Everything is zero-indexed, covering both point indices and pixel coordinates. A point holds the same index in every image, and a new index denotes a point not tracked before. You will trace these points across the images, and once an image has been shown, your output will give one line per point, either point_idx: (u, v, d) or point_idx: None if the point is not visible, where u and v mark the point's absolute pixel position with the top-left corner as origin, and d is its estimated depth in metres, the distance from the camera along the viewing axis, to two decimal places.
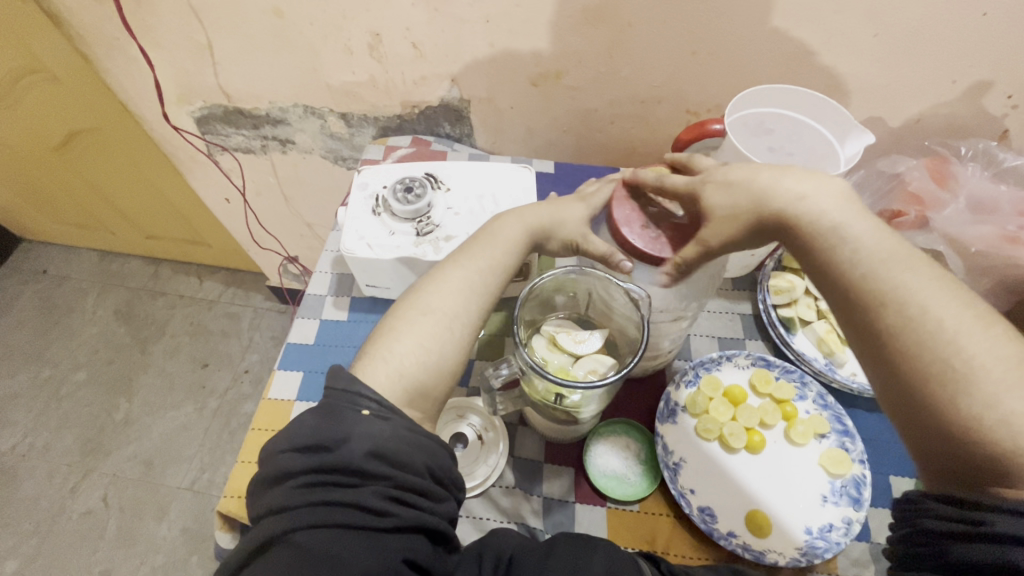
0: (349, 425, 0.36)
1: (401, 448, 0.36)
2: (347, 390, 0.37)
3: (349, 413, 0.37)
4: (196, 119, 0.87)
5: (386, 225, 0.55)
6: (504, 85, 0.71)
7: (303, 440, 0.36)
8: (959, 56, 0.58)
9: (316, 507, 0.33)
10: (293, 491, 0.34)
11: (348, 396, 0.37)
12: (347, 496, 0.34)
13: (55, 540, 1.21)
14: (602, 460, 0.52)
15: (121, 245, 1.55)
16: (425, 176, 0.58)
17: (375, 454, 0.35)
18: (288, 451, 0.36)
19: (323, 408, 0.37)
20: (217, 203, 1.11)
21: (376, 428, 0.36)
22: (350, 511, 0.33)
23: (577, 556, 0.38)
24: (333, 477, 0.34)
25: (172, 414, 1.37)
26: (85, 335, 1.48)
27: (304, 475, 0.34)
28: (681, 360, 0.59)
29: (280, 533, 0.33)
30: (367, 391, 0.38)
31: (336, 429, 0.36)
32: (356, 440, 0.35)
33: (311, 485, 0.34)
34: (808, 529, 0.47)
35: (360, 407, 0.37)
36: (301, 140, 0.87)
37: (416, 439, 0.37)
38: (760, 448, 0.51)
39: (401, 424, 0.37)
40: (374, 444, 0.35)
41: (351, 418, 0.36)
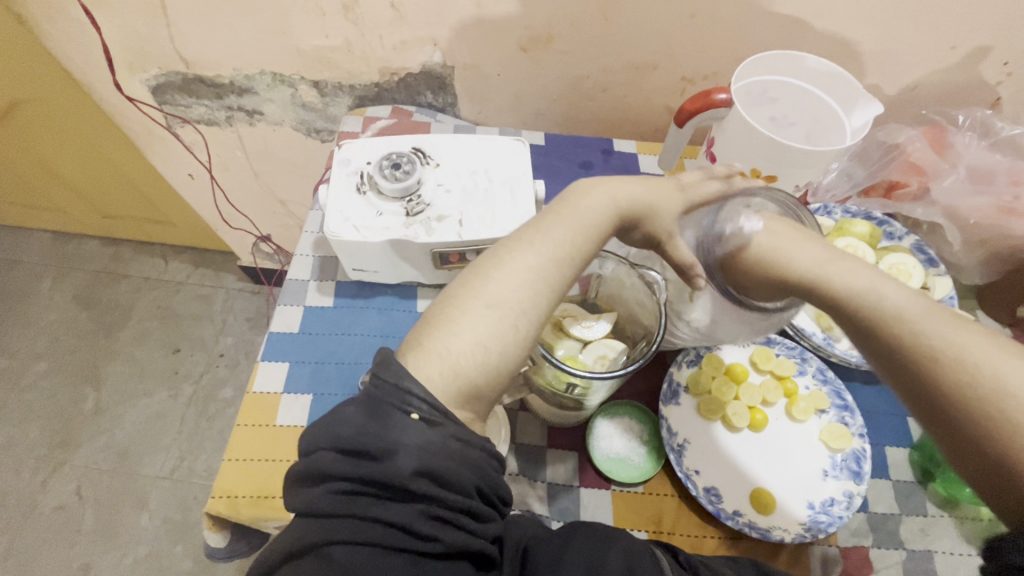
0: (397, 435, 0.32)
1: (451, 467, 0.32)
2: (396, 386, 0.33)
3: (397, 416, 0.33)
4: (151, 89, 0.79)
5: (373, 204, 0.52)
6: (491, 50, 0.66)
7: (345, 442, 0.32)
8: (961, 20, 0.57)
9: (358, 521, 0.31)
10: (333, 498, 0.31)
11: (396, 393, 0.33)
12: (393, 513, 0.31)
13: (29, 535, 1.16)
14: (605, 443, 0.51)
15: (75, 225, 1.45)
16: (413, 151, 0.54)
17: (424, 472, 0.32)
18: (329, 449, 0.32)
19: (367, 402, 0.34)
20: (181, 179, 1.04)
21: (426, 439, 0.32)
22: (397, 532, 0.31)
23: (594, 550, 0.37)
24: (379, 490, 0.31)
25: (145, 402, 1.31)
26: (44, 322, 1.40)
27: (348, 483, 0.31)
28: None
29: (319, 544, 0.30)
30: (417, 391, 0.34)
31: (381, 436, 0.32)
32: (403, 454, 0.32)
33: (351, 495, 0.31)
34: (811, 504, 0.48)
35: (410, 411, 0.33)
36: (270, 111, 0.81)
37: (468, 455, 0.33)
38: (763, 427, 0.51)
39: (453, 437, 0.33)
40: (423, 461, 0.32)
41: (399, 423, 0.33)
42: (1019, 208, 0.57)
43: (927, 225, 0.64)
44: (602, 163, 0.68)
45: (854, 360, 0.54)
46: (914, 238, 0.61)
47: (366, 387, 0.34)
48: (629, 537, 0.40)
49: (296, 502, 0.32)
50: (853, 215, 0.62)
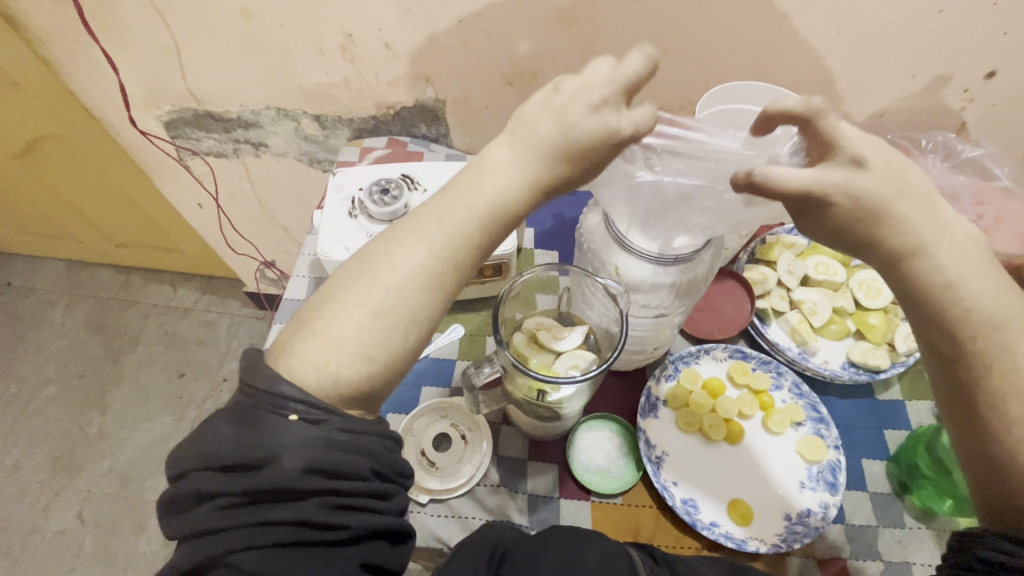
0: (275, 440, 0.33)
1: (340, 459, 0.34)
2: (265, 395, 0.34)
3: (273, 422, 0.34)
4: (164, 124, 0.85)
5: (363, 227, 0.55)
6: (480, 85, 0.71)
7: (223, 459, 0.33)
8: (918, 52, 0.60)
9: (251, 527, 0.33)
10: (222, 511, 0.33)
11: (268, 401, 0.34)
12: (284, 513, 0.33)
13: (28, 559, 1.17)
14: (585, 455, 0.53)
15: (90, 254, 1.50)
16: (402, 177, 0.58)
17: (309, 469, 0.33)
18: (210, 468, 0.34)
19: (241, 416, 0.35)
20: (190, 209, 1.09)
21: (305, 436, 0.33)
22: (292, 528, 0.33)
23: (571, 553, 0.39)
24: (268, 494, 0.33)
25: (149, 426, 1.33)
26: (54, 347, 1.43)
27: (234, 495, 0.33)
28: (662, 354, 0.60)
29: (218, 554, 0.32)
30: (286, 395, 0.34)
31: (258, 445, 0.33)
32: (285, 456, 0.33)
33: (241, 504, 0.33)
34: (787, 515, 0.49)
35: (285, 414, 0.34)
36: (275, 143, 0.86)
37: (355, 442, 0.35)
38: (739, 439, 0.53)
39: (334, 429, 0.34)
40: (305, 461, 0.33)
41: (276, 428, 0.34)
42: (984, 225, 0.59)
43: None
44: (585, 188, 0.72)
45: (828, 373, 0.56)
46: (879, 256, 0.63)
47: (241, 400, 0.35)
48: (606, 540, 0.41)
49: (188, 520, 0.34)
50: None
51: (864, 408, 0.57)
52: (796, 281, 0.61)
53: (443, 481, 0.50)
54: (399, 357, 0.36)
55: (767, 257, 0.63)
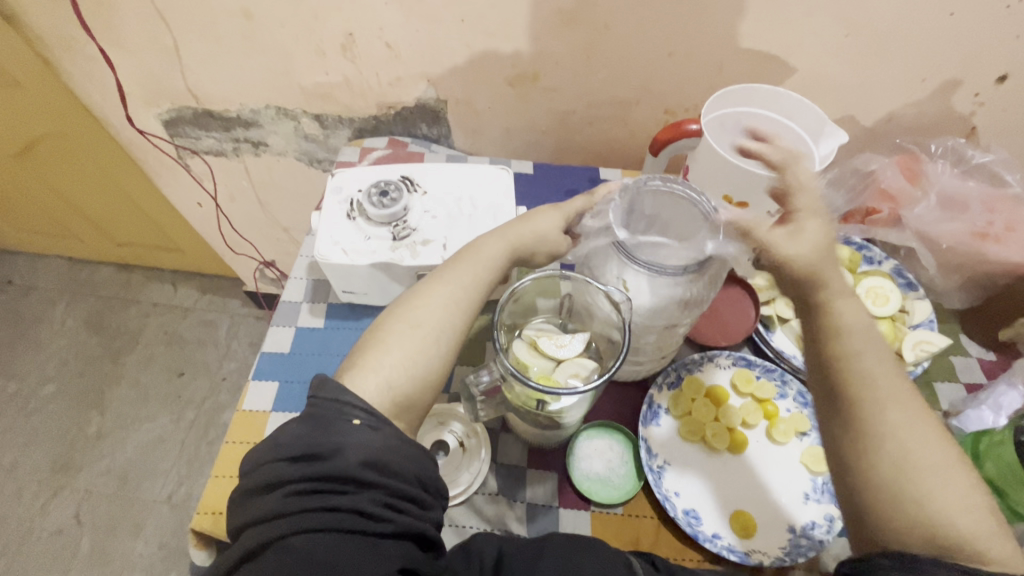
0: (342, 436, 0.36)
1: (395, 458, 0.37)
2: (335, 401, 0.38)
3: (338, 423, 0.37)
4: (164, 123, 0.84)
5: (362, 230, 0.54)
6: (482, 86, 0.70)
7: (295, 450, 0.36)
8: (928, 55, 0.59)
9: (311, 513, 0.34)
10: (286, 497, 0.35)
11: (337, 406, 0.38)
12: (341, 503, 0.35)
13: (26, 559, 1.17)
14: (585, 463, 0.52)
15: (89, 252, 1.50)
16: (401, 179, 0.57)
17: (368, 462, 0.36)
18: (277, 460, 0.36)
19: (314, 417, 0.38)
20: (190, 208, 1.08)
21: (369, 436, 0.37)
22: (349, 517, 0.34)
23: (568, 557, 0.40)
24: (332, 483, 0.35)
25: (148, 425, 1.33)
26: (53, 346, 1.43)
27: (300, 482, 0.35)
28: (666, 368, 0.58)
29: (279, 535, 0.34)
30: (355, 402, 0.38)
31: (328, 439, 0.36)
32: (349, 449, 0.36)
33: (303, 492, 0.35)
34: (792, 528, 0.48)
35: (350, 417, 0.37)
36: (274, 143, 0.85)
37: (408, 447, 0.38)
38: (743, 448, 0.52)
39: (392, 434, 0.37)
40: (366, 455, 0.36)
41: (342, 428, 0.37)
42: (994, 233, 0.58)
43: (904, 250, 0.65)
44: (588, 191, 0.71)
45: None
46: (893, 262, 0.61)
47: (307, 407, 0.39)
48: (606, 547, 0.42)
49: (252, 508, 0.36)
50: None
51: None
52: None
53: None
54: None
55: None
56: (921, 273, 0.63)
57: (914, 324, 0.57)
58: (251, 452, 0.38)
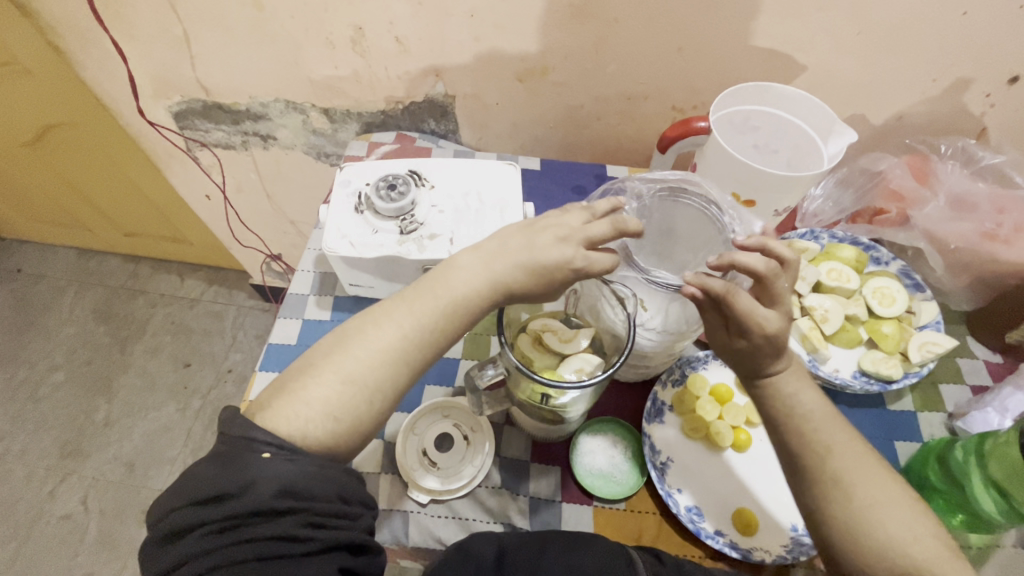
0: (253, 470, 0.35)
1: (310, 481, 0.36)
2: (242, 437, 0.36)
3: (248, 456, 0.36)
4: (173, 114, 0.85)
5: (369, 223, 0.54)
6: (491, 81, 0.70)
7: (200, 493, 0.35)
8: (939, 54, 0.59)
9: (233, 549, 0.34)
10: (203, 538, 0.34)
11: (244, 442, 0.36)
12: (264, 534, 0.34)
13: (32, 545, 1.18)
14: (588, 458, 0.52)
15: (99, 242, 1.51)
16: (409, 173, 0.57)
17: (284, 491, 0.35)
18: (186, 504, 0.35)
19: (233, 448, 0.36)
20: (197, 200, 1.09)
21: (279, 465, 0.35)
22: (274, 545, 0.34)
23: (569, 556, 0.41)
24: (246, 518, 0.34)
25: (154, 415, 1.34)
26: (62, 334, 1.45)
27: (211, 522, 0.34)
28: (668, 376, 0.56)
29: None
30: (265, 434, 0.36)
31: (236, 476, 0.35)
32: (262, 483, 0.34)
33: (220, 531, 0.34)
34: (793, 526, 0.48)
35: (260, 450, 0.36)
36: (283, 136, 0.86)
37: (325, 470, 0.37)
38: (746, 447, 0.52)
39: (307, 461, 0.36)
40: (279, 484, 0.35)
41: (251, 462, 0.35)
42: (1002, 235, 0.58)
43: (913, 250, 0.65)
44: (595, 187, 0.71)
45: (838, 382, 0.54)
46: (900, 263, 0.61)
47: (216, 445, 0.37)
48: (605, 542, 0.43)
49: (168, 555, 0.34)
50: (839, 239, 0.63)
51: (874, 418, 0.54)
52: (808, 286, 0.58)
53: (444, 481, 0.50)
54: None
55: None
56: (928, 274, 0.63)
57: (921, 325, 0.57)
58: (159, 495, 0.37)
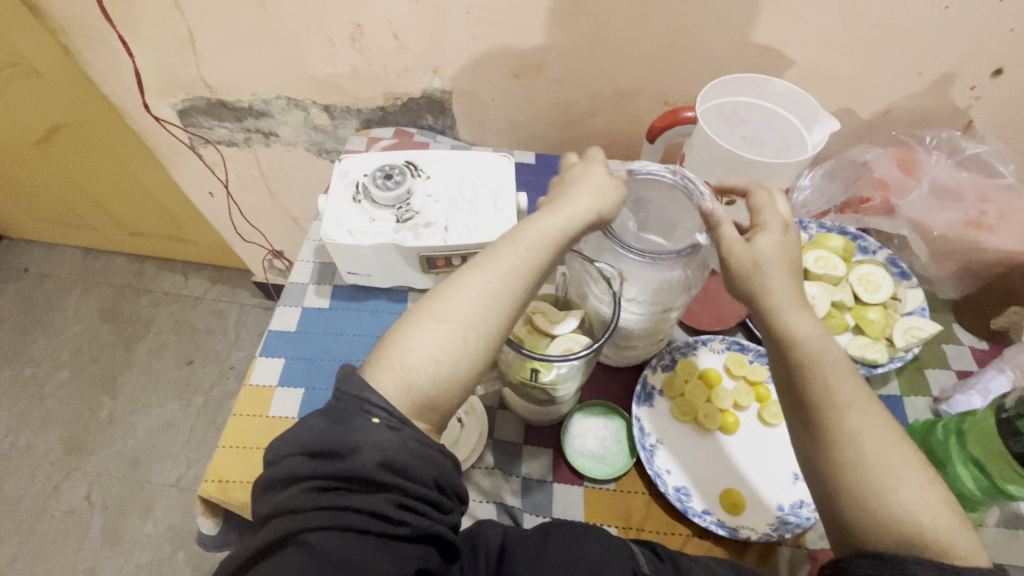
0: (361, 434, 0.35)
1: (410, 460, 0.35)
2: (356, 397, 0.37)
3: (360, 420, 0.36)
4: (178, 112, 0.87)
5: (366, 212, 0.56)
6: (486, 78, 0.72)
7: (314, 446, 0.35)
8: (924, 48, 0.60)
9: (326, 512, 0.33)
10: (306, 492, 0.34)
11: (356, 402, 0.37)
12: (357, 504, 0.34)
13: (37, 539, 1.20)
14: (579, 440, 0.53)
15: (104, 242, 1.53)
16: (406, 164, 0.59)
17: (385, 464, 0.34)
18: (300, 454, 0.35)
19: None
20: (201, 198, 1.11)
21: (389, 434, 0.36)
22: (365, 517, 0.34)
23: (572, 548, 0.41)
24: (349, 482, 0.34)
25: (158, 411, 1.36)
26: (68, 332, 1.47)
27: (320, 478, 0.34)
28: (654, 363, 0.57)
29: (292, 532, 0.33)
30: (378, 399, 0.37)
31: (346, 436, 0.35)
32: (366, 449, 0.35)
33: (322, 489, 0.34)
34: (780, 506, 0.49)
35: (371, 415, 0.36)
36: (285, 133, 0.88)
37: (430, 450, 0.37)
38: (734, 429, 0.53)
39: (412, 436, 0.36)
40: (385, 457, 0.35)
41: (363, 426, 0.36)
42: (986, 223, 0.59)
43: (898, 240, 0.65)
44: None
45: None
46: (887, 252, 0.62)
47: (332, 398, 0.37)
48: (602, 534, 0.43)
49: (266, 503, 0.35)
50: (827, 229, 0.64)
51: None
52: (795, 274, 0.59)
53: None
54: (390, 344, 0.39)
55: None
56: (914, 262, 0.64)
57: (907, 311, 0.58)
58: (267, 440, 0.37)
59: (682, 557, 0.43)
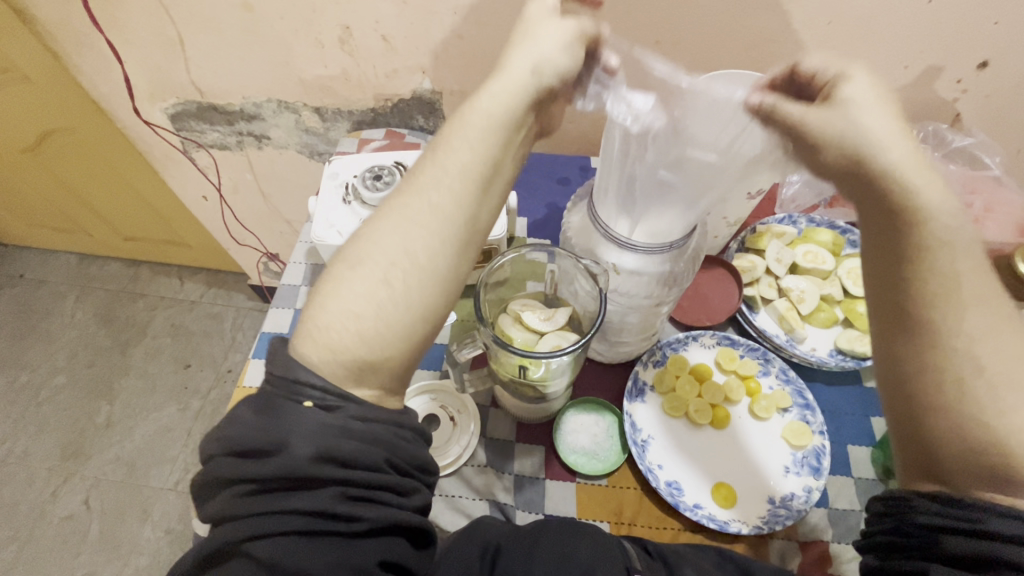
0: (293, 424, 0.33)
1: (353, 447, 0.33)
2: (284, 381, 0.34)
3: (290, 407, 0.33)
4: (170, 116, 0.87)
5: (356, 213, 0.56)
6: (476, 77, 0.72)
7: (241, 445, 0.33)
8: (909, 41, 0.60)
9: (265, 515, 0.32)
10: (241, 497, 0.32)
11: (288, 387, 0.34)
12: (299, 502, 0.32)
13: (36, 544, 1.20)
14: (571, 437, 0.54)
15: (99, 247, 1.53)
16: (395, 165, 0.59)
17: (322, 455, 0.32)
18: (229, 456, 0.33)
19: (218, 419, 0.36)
20: (195, 201, 1.11)
21: (320, 419, 0.33)
22: (309, 516, 0.32)
23: (565, 544, 0.41)
24: (281, 481, 0.32)
25: (155, 415, 1.36)
26: (65, 338, 1.47)
27: (250, 481, 0.32)
28: (646, 357, 0.57)
29: (232, 540, 0.32)
30: (310, 379, 0.34)
31: (275, 429, 0.33)
32: (299, 441, 0.32)
33: (257, 493, 0.32)
34: (771, 499, 0.50)
35: (302, 400, 0.33)
36: (276, 136, 0.88)
37: (372, 431, 0.34)
38: (725, 423, 0.53)
39: (353, 417, 0.34)
40: (319, 448, 0.32)
41: (294, 413, 0.33)
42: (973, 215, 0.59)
43: None
44: (580, 178, 0.72)
45: (815, 361, 0.56)
46: None
47: (262, 388, 0.35)
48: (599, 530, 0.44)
49: (207, 507, 0.34)
50: (816, 223, 0.65)
51: (850, 395, 0.56)
52: (785, 269, 0.61)
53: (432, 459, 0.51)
54: (370, 321, 0.35)
55: (756, 246, 0.63)
56: None
57: None
58: (203, 438, 0.36)
59: (674, 551, 0.44)
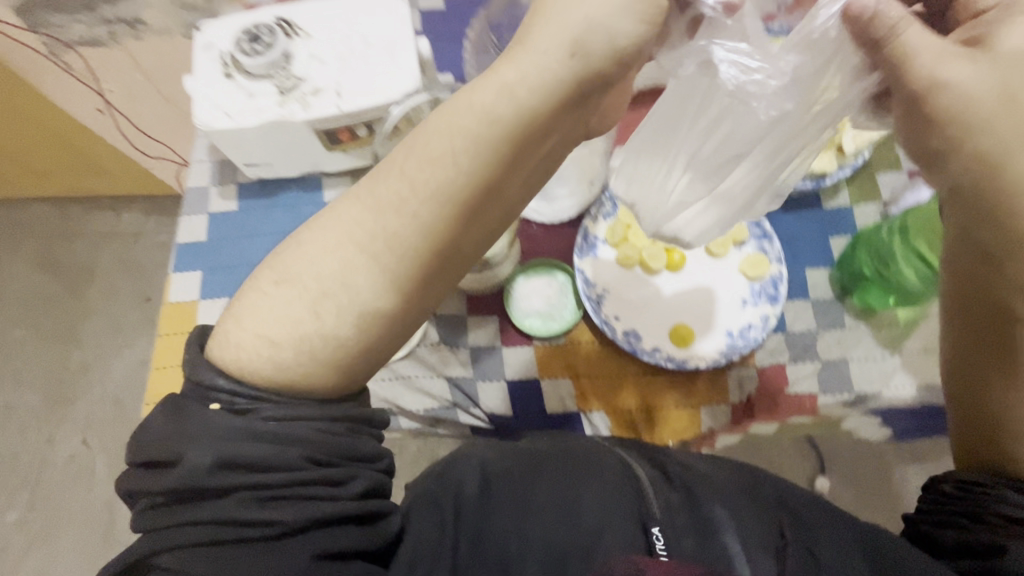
0: (194, 430, 0.30)
1: (260, 450, 0.30)
2: (191, 381, 0.32)
3: (197, 410, 0.31)
4: (14, 8, 0.72)
5: (241, 87, 0.48)
6: None
7: (143, 454, 0.31)
8: None
9: (175, 527, 0.29)
10: (151, 510, 0.30)
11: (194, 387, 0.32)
12: (208, 511, 0.29)
13: (48, 484, 1.24)
14: (525, 302, 0.51)
15: (13, 188, 1.39)
16: (276, 22, 0.50)
17: (222, 462, 0.29)
18: (137, 465, 0.31)
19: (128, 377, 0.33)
20: (88, 116, 0.97)
21: (228, 422, 0.30)
22: (221, 525, 0.29)
23: (569, 487, 0.38)
24: (186, 495, 0.29)
25: (128, 352, 1.33)
26: (10, 290, 1.39)
27: (157, 493, 0.30)
28: (594, 207, 0.54)
29: (143, 555, 0.30)
30: (222, 382, 0.32)
31: (176, 437, 0.30)
32: (198, 449, 0.30)
33: (166, 505, 0.30)
34: (729, 332, 0.49)
35: (210, 403, 0.31)
36: (151, 17, 0.74)
37: (288, 428, 0.31)
38: (680, 265, 0.51)
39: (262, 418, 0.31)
40: (219, 453, 0.29)
41: (199, 417, 0.31)
42: None
43: None
44: None
45: None
46: None
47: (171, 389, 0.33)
48: (594, 448, 0.42)
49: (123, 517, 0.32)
50: None
51: (808, 220, 0.54)
52: None
53: None
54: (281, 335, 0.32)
55: None
56: None
57: None
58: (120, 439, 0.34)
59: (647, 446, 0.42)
